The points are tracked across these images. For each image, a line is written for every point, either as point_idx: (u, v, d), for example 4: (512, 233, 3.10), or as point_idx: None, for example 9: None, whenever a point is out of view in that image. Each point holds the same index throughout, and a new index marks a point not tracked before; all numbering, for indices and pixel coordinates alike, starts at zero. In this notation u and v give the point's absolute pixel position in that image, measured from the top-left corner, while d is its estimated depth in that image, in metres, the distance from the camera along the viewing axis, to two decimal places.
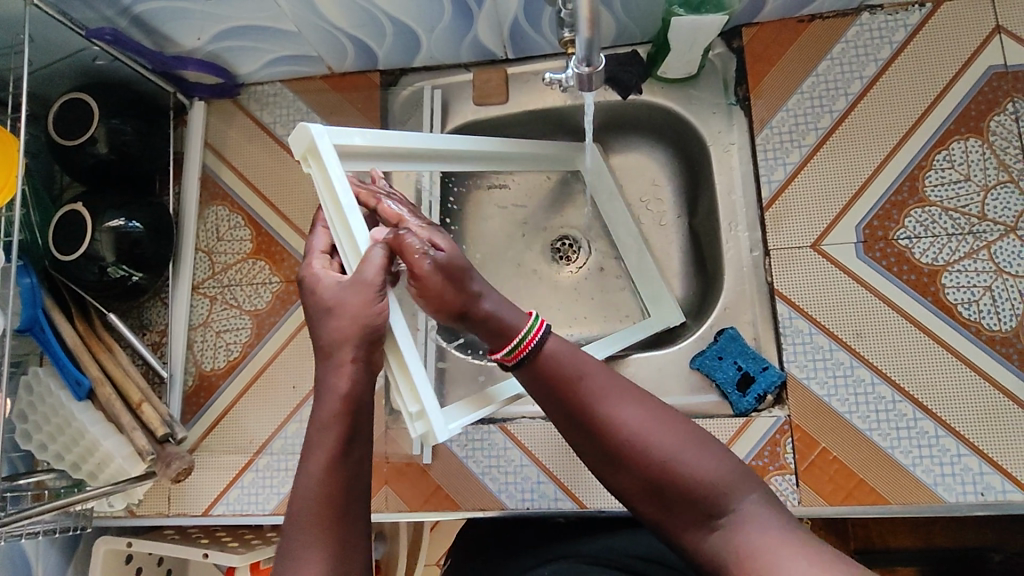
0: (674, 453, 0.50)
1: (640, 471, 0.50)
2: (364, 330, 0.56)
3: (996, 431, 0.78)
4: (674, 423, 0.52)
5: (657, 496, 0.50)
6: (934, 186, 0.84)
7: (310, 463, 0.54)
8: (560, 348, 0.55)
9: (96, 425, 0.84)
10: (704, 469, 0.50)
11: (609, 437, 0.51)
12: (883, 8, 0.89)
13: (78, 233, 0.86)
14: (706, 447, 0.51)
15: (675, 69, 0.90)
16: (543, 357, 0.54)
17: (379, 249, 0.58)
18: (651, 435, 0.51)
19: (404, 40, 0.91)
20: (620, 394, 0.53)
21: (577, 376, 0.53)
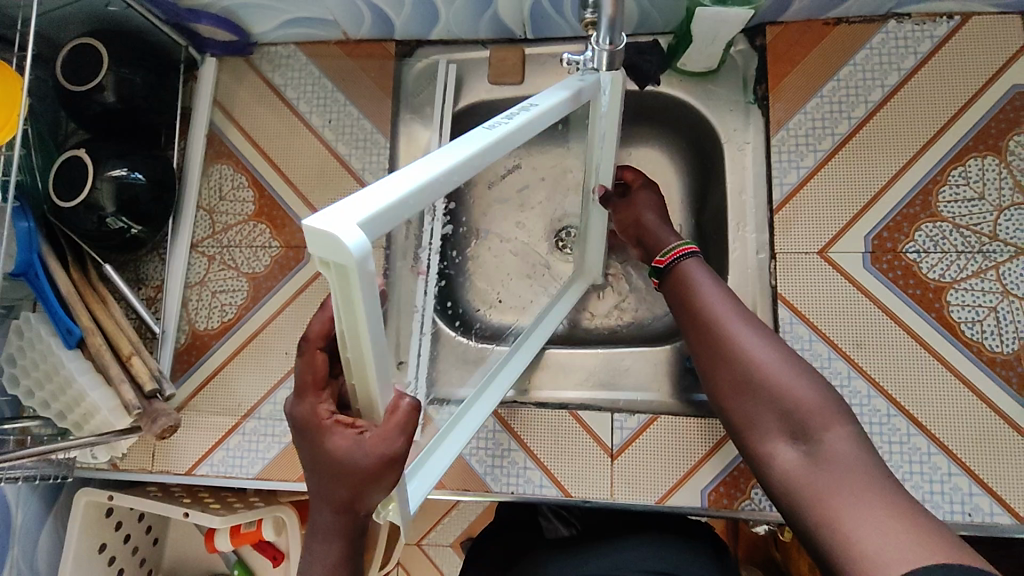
0: (776, 367, 0.57)
1: (724, 374, 0.60)
2: (376, 492, 0.45)
3: (989, 453, 0.78)
4: (785, 351, 0.59)
5: (753, 401, 0.57)
6: (947, 202, 0.83)
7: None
8: (690, 267, 0.69)
9: (84, 376, 0.83)
10: (804, 390, 0.55)
11: (717, 340, 0.62)
12: (910, 17, 0.87)
13: (80, 180, 0.85)
14: (806, 376, 0.56)
15: (694, 62, 0.89)
16: (676, 264, 0.70)
17: (405, 402, 0.45)
18: (757, 348, 0.59)
19: (423, 11, 0.90)
20: (736, 317, 0.62)
21: (693, 286, 0.67)
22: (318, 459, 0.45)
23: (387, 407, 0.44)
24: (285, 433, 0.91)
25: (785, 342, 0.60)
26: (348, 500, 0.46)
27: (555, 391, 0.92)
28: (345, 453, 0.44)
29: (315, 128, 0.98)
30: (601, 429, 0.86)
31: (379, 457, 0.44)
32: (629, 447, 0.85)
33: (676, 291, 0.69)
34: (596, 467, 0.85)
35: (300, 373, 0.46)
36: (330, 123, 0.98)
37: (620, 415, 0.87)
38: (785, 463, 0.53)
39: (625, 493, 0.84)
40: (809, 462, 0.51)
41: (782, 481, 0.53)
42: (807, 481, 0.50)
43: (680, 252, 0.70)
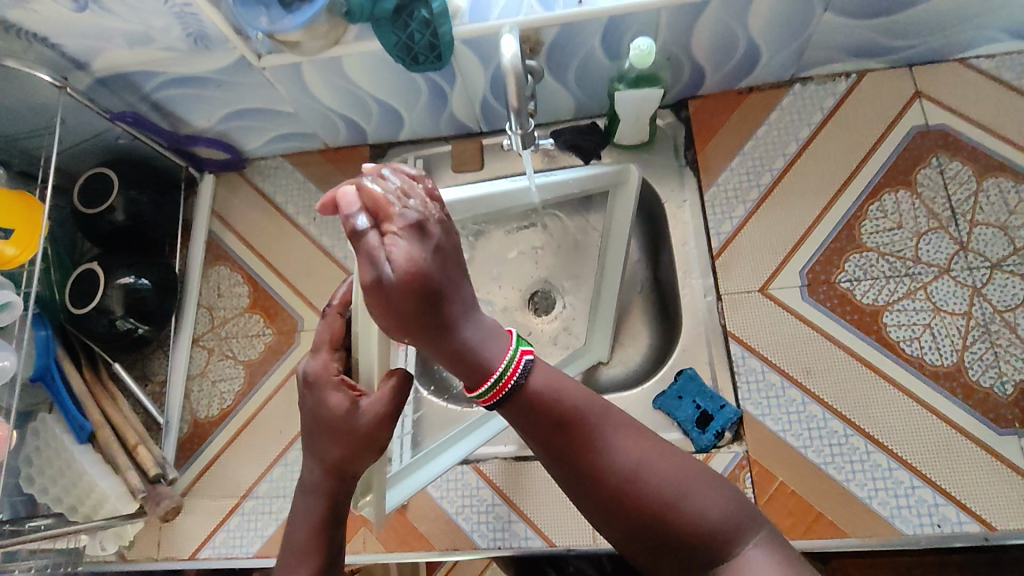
0: (675, 503, 0.48)
1: (616, 519, 0.49)
2: (362, 445, 0.57)
3: (945, 462, 0.81)
4: (670, 463, 0.50)
5: (659, 544, 0.49)
6: (871, 233, 0.91)
7: (298, 523, 0.61)
8: (541, 389, 0.49)
9: (93, 467, 0.90)
10: (709, 511, 0.48)
11: (600, 479, 0.49)
12: (813, 79, 0.99)
13: (93, 288, 0.96)
14: (707, 490, 0.49)
15: (628, 136, 1.00)
16: (524, 394, 0.49)
17: (391, 379, 0.58)
18: (644, 480, 0.48)
19: (389, 118, 1.03)
20: (609, 437, 0.50)
21: (558, 413, 0.49)
22: (318, 410, 0.58)
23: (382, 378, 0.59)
24: (282, 510, 0.96)
25: (664, 443, 0.51)
26: (337, 458, 0.58)
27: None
28: (340, 404, 0.58)
29: (303, 226, 1.10)
30: None
31: (372, 415, 0.57)
32: None
33: (529, 423, 0.50)
34: (577, 514, 0.89)
35: (326, 338, 0.62)
36: (314, 220, 1.10)
37: None
38: None
39: (607, 536, 0.87)
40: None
41: None
42: None
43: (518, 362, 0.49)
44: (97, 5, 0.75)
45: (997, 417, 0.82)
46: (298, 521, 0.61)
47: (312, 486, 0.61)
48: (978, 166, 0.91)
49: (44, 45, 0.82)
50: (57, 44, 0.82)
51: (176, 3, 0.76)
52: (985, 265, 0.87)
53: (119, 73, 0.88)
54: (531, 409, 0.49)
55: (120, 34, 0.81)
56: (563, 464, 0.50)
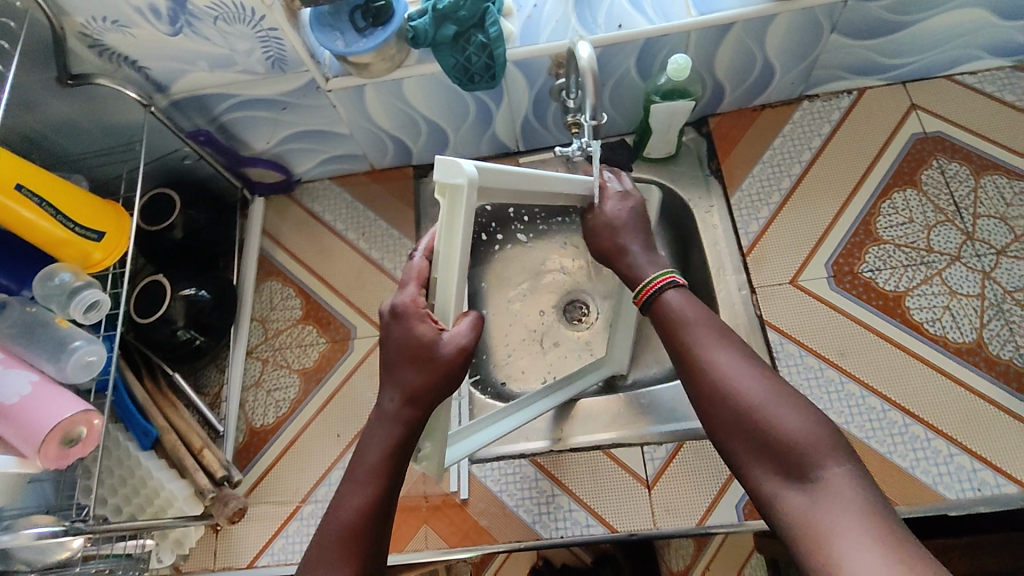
0: (767, 406, 0.55)
1: (716, 416, 0.58)
2: (441, 378, 0.63)
3: (978, 430, 0.88)
4: (770, 379, 0.58)
5: (747, 444, 0.55)
6: (886, 228, 1.01)
7: (374, 443, 0.64)
8: (675, 299, 0.66)
9: (160, 471, 0.92)
10: (796, 422, 0.54)
11: (705, 377, 0.59)
12: (818, 96, 1.11)
13: (158, 299, 1.00)
14: (801, 408, 0.55)
15: (657, 150, 1.08)
16: (660, 302, 0.66)
17: (468, 319, 0.65)
18: (746, 381, 0.57)
19: (436, 138, 1.12)
20: (723, 346, 0.61)
21: (682, 322, 0.63)
22: (405, 338, 0.64)
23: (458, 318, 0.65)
24: None
25: (769, 368, 0.59)
26: (418, 384, 0.63)
27: (585, 435, 0.97)
28: (426, 335, 0.63)
29: (352, 242, 1.16)
30: (635, 463, 0.94)
31: (455, 346, 0.63)
32: (663, 476, 0.93)
33: (664, 331, 0.65)
34: (636, 499, 0.92)
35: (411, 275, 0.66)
36: (363, 236, 1.16)
37: (650, 447, 0.95)
38: (787, 502, 0.52)
39: (667, 519, 0.91)
40: (812, 507, 0.50)
41: (784, 523, 0.52)
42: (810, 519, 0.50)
43: (662, 282, 0.67)
44: (191, 29, 0.83)
45: (1019, 386, 0.89)
46: (370, 445, 0.64)
47: (390, 414, 0.64)
48: (974, 166, 1.02)
49: (132, 67, 0.89)
50: (144, 66, 0.89)
51: (264, 26, 0.83)
52: (992, 252, 0.97)
53: (194, 95, 0.96)
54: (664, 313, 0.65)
55: (204, 57, 0.89)
56: (681, 364, 0.62)
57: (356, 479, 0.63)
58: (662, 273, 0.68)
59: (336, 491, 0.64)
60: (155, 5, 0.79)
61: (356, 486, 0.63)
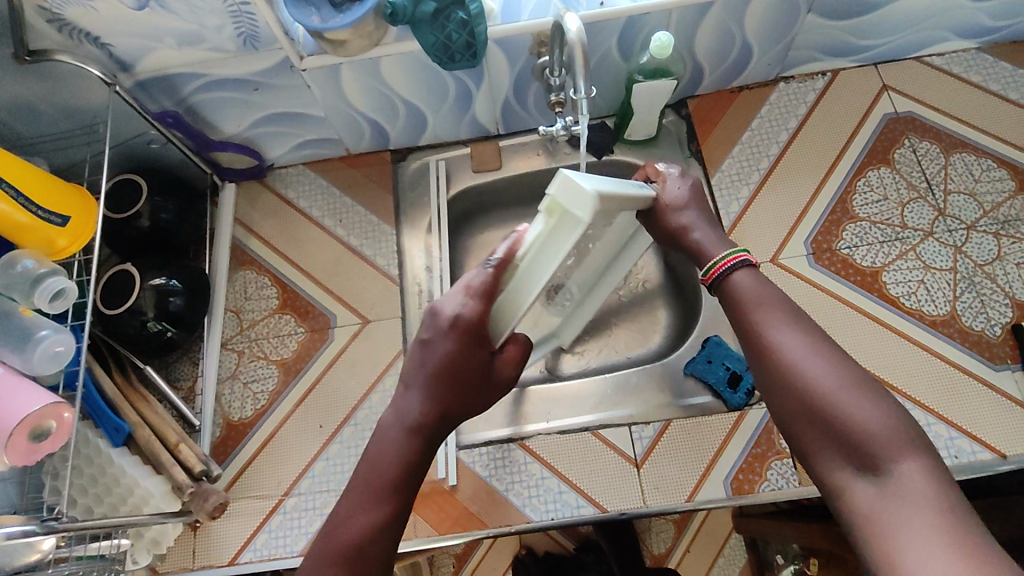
0: (838, 393, 0.56)
1: (780, 395, 0.59)
2: (489, 396, 0.69)
3: (953, 398, 0.90)
4: (838, 362, 0.58)
5: (815, 430, 0.56)
6: (862, 205, 1.02)
7: (390, 455, 0.63)
8: (743, 279, 0.66)
9: (135, 468, 0.88)
10: (867, 409, 0.55)
11: (773, 358, 0.60)
12: (794, 78, 1.12)
13: (126, 289, 0.96)
14: (875, 400, 0.55)
15: (638, 131, 1.08)
16: (730, 283, 0.67)
17: (515, 346, 0.70)
18: (816, 363, 0.58)
19: (414, 121, 1.10)
20: (796, 330, 0.61)
21: (753, 306, 0.64)
22: (467, 355, 0.64)
23: (509, 339, 0.70)
24: (325, 504, 0.95)
25: (840, 351, 0.59)
26: (461, 399, 0.65)
27: (570, 417, 0.98)
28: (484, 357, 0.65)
29: (329, 229, 1.13)
30: (623, 443, 0.94)
31: (506, 372, 0.69)
32: (651, 455, 0.93)
33: (728, 304, 0.67)
34: (625, 478, 0.92)
35: (467, 287, 0.63)
36: (340, 222, 1.13)
37: (638, 426, 0.95)
38: (856, 493, 0.53)
39: (656, 497, 0.91)
40: (880, 500, 0.52)
41: (851, 515, 0.53)
42: (880, 513, 0.51)
43: (732, 261, 0.68)
44: (158, 2, 0.79)
45: (991, 355, 0.92)
46: (383, 456, 0.63)
47: (412, 424, 0.64)
48: (944, 144, 1.05)
49: (94, 44, 0.85)
50: (107, 43, 0.85)
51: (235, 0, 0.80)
52: (962, 227, 0.99)
53: (160, 74, 0.92)
54: (732, 294, 0.67)
55: (172, 34, 0.85)
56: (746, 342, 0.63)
57: (368, 492, 0.62)
58: (734, 251, 0.69)
59: (341, 504, 0.62)
60: None
61: (365, 502, 0.61)
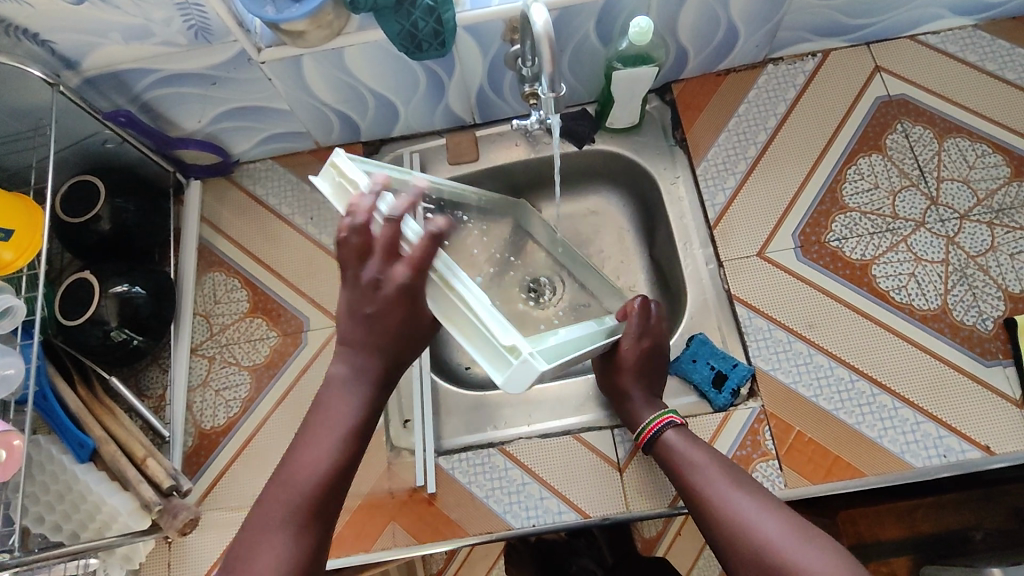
0: (793, 548, 0.62)
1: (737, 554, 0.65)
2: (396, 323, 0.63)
3: (942, 396, 0.88)
4: (786, 520, 0.65)
5: None
6: (852, 195, 0.99)
7: (340, 399, 0.64)
8: (674, 440, 0.78)
9: (100, 485, 0.86)
10: (811, 557, 0.61)
11: (718, 518, 0.68)
12: (783, 60, 1.07)
13: (87, 298, 0.91)
14: (815, 545, 0.62)
15: (619, 120, 1.03)
16: (668, 442, 0.78)
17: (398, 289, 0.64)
18: (760, 519, 0.65)
19: (385, 113, 1.05)
20: (736, 487, 0.70)
21: (693, 468, 0.74)
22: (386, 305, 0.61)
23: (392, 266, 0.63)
24: None
25: (775, 503, 0.68)
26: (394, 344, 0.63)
27: (549, 420, 0.95)
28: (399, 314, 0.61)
29: (300, 227, 1.08)
30: (605, 446, 0.92)
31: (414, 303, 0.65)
32: (635, 458, 0.91)
33: (671, 470, 0.77)
34: (608, 482, 0.90)
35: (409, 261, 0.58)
36: (312, 220, 1.09)
37: (621, 429, 0.93)
38: None
39: (639, 502, 0.89)
40: None
41: None
42: None
43: (660, 424, 0.80)
44: None
45: (982, 350, 0.89)
46: (338, 397, 0.64)
47: (366, 369, 0.64)
48: (938, 129, 1.00)
49: (33, 42, 0.79)
50: (47, 40, 0.79)
51: None
52: (955, 216, 0.96)
53: (109, 71, 0.86)
54: (667, 457, 0.78)
55: (117, 28, 0.79)
56: (700, 507, 0.71)
57: (323, 428, 0.63)
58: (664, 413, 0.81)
59: (299, 440, 0.64)
60: None
61: (338, 466, 0.63)
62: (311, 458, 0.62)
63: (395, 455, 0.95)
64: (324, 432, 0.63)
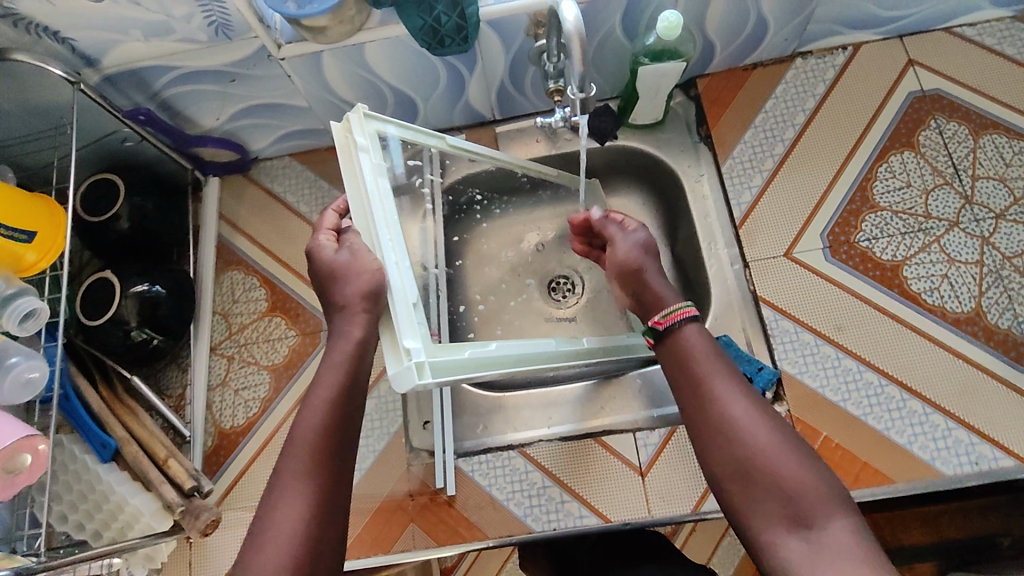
0: (782, 458, 0.55)
1: (734, 496, 0.56)
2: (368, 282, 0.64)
3: (976, 403, 0.85)
4: (781, 431, 0.57)
5: (752, 485, 0.55)
6: (883, 194, 0.96)
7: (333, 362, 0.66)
8: (690, 334, 0.65)
9: (122, 485, 0.86)
10: (802, 471, 0.54)
11: (708, 408, 0.59)
12: (812, 53, 1.04)
13: (107, 298, 0.91)
14: (810, 465, 0.55)
15: (643, 116, 1.01)
16: (676, 334, 0.65)
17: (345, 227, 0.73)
18: (753, 427, 0.57)
19: (404, 109, 1.03)
20: (731, 381, 0.61)
21: (692, 354, 0.63)
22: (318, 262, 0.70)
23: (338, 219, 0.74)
24: None
25: (771, 408, 0.59)
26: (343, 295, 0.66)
27: (567, 423, 0.94)
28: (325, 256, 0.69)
29: None
30: (627, 450, 0.91)
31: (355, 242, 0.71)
32: (657, 462, 0.89)
33: (669, 363, 0.65)
34: (629, 486, 0.89)
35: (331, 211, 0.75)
36: None
37: (643, 433, 0.91)
38: (787, 556, 0.52)
39: (662, 507, 0.87)
40: (813, 558, 0.50)
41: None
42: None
43: (680, 316, 0.65)
44: None
45: (1017, 355, 0.87)
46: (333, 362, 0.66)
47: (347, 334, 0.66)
48: (973, 125, 0.97)
49: (53, 39, 0.78)
50: (67, 37, 0.78)
51: None
52: (990, 216, 0.93)
53: (128, 68, 0.85)
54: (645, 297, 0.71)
55: (136, 25, 0.78)
56: (686, 366, 0.63)
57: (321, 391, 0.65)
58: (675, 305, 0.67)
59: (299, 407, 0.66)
60: None
61: (340, 427, 0.65)
62: (310, 423, 0.64)
63: (414, 456, 0.95)
64: (325, 391, 0.65)
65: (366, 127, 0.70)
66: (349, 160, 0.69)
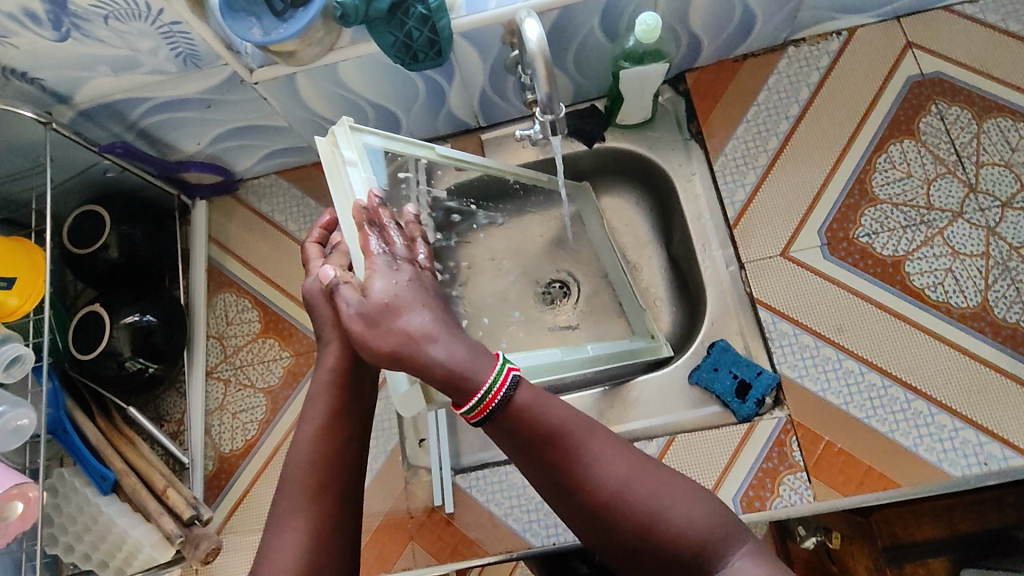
0: (668, 506, 0.52)
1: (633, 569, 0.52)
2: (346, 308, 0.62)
3: (984, 401, 0.83)
4: (653, 477, 0.53)
5: (649, 546, 0.51)
6: (882, 186, 0.92)
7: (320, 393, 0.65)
8: (524, 404, 0.53)
9: (123, 517, 0.86)
10: (685, 512, 0.52)
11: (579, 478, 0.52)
12: (805, 41, 1.00)
13: (99, 331, 0.91)
14: (694, 498, 0.53)
15: (631, 116, 0.98)
16: (513, 407, 0.52)
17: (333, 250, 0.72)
18: (631, 486, 0.52)
19: (386, 122, 1.01)
20: (590, 440, 0.53)
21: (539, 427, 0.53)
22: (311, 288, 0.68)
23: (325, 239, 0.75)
24: None
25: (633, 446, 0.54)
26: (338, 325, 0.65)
27: None
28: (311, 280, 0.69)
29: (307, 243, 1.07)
30: None
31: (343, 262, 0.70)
32: None
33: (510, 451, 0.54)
34: None
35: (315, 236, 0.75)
36: None
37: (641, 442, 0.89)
38: None
39: None
40: None
41: None
42: None
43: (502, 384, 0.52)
44: (81, 31, 0.71)
45: None
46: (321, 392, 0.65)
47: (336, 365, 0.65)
48: (976, 109, 0.93)
49: (23, 80, 0.77)
50: (37, 78, 0.77)
51: (164, 21, 0.72)
52: (996, 205, 0.89)
53: (102, 102, 0.84)
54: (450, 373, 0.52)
55: (104, 61, 0.76)
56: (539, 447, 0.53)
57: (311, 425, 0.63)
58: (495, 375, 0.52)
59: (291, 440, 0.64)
60: (30, 9, 0.67)
61: (337, 454, 0.63)
62: (305, 451, 0.62)
63: (412, 474, 0.95)
64: (315, 422, 0.64)
65: (353, 141, 0.66)
66: (338, 179, 0.64)
